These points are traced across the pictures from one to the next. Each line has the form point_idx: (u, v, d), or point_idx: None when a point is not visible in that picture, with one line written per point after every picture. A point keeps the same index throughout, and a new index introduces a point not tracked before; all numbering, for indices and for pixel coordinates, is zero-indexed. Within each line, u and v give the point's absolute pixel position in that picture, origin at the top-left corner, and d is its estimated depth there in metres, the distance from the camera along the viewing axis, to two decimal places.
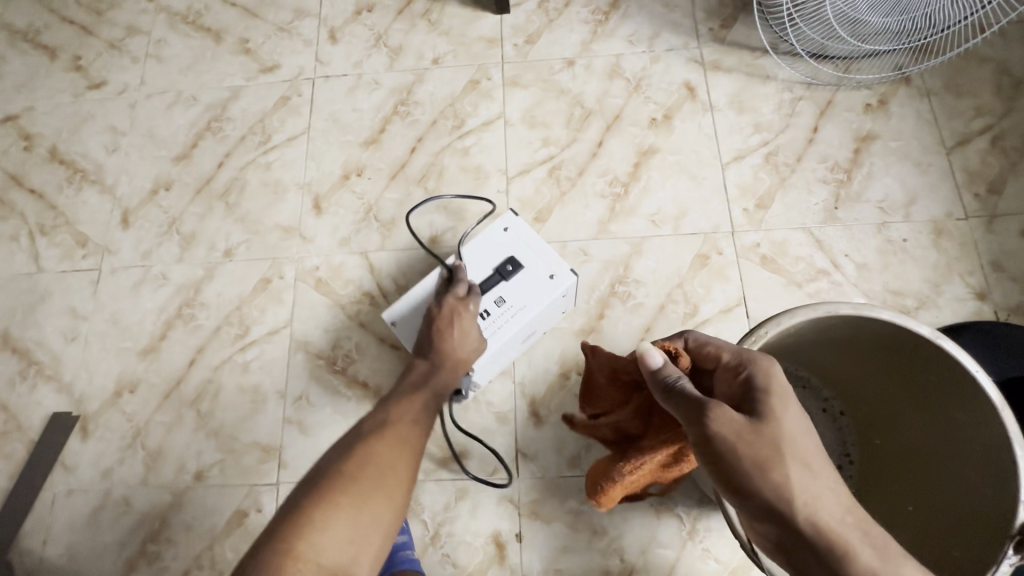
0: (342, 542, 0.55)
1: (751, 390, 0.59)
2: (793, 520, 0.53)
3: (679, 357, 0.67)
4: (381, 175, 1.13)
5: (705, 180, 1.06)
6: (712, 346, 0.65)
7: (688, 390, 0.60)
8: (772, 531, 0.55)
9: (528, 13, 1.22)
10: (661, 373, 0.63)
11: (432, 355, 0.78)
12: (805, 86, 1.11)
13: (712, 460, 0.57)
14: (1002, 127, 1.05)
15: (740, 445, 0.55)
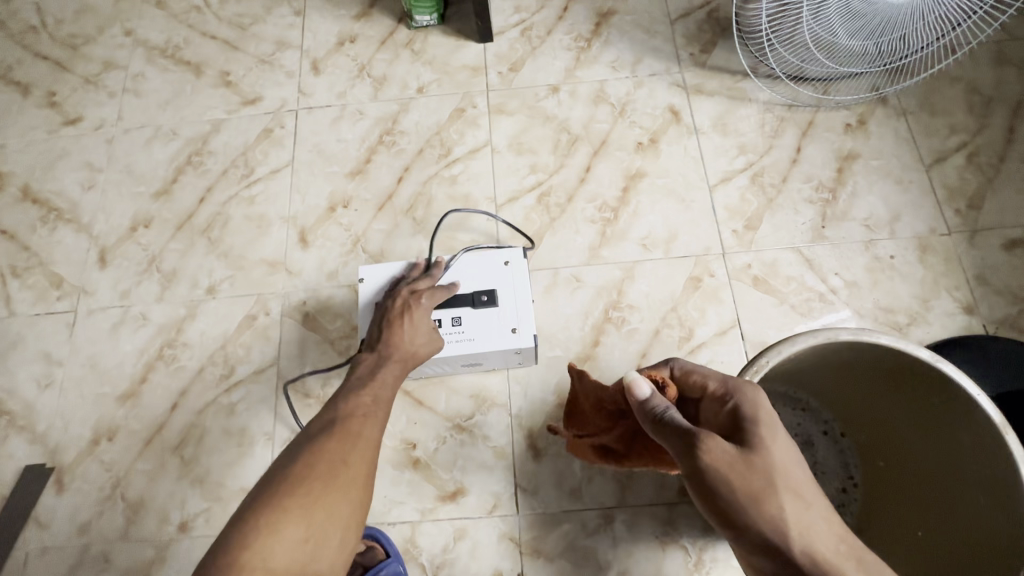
0: (288, 550, 0.54)
1: (739, 420, 0.58)
2: (788, 552, 0.51)
3: (667, 386, 0.67)
4: (368, 206, 1.11)
5: (693, 202, 1.07)
6: (700, 376, 0.65)
7: (677, 420, 0.60)
8: (769, 564, 0.53)
9: (511, 42, 1.23)
10: (649, 403, 0.63)
11: (380, 348, 0.74)
12: (786, 108, 1.13)
13: (704, 492, 0.55)
14: (976, 143, 1.07)
15: (732, 476, 0.54)
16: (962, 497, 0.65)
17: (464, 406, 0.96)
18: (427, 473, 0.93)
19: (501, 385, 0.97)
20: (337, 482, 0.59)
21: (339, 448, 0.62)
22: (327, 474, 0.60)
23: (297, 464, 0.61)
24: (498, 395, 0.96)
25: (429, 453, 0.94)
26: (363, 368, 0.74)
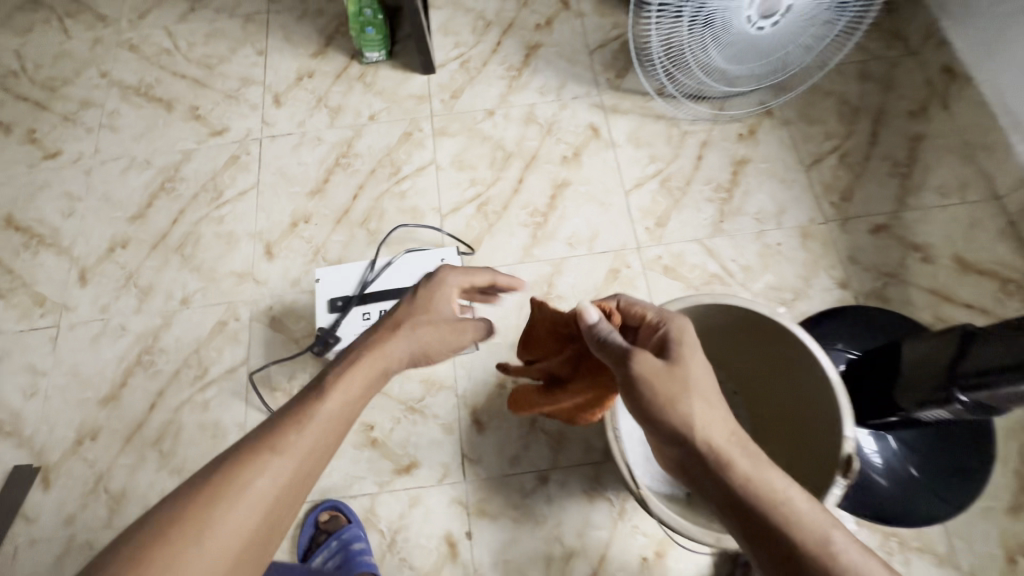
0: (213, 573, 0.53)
1: (666, 342, 0.68)
2: (694, 443, 0.62)
3: (612, 315, 0.75)
4: (327, 221, 1.25)
5: (611, 205, 1.23)
6: (642, 309, 0.74)
7: (618, 341, 0.68)
8: (678, 453, 0.64)
9: (452, 73, 1.40)
10: (597, 327, 0.70)
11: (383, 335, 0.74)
12: (689, 122, 1.31)
13: (632, 396, 0.65)
14: (846, 147, 1.27)
15: (657, 383, 0.64)
16: (805, 425, 0.82)
17: (416, 390, 1.09)
18: (384, 450, 1.05)
19: (448, 370, 1.10)
20: (309, 451, 0.62)
21: (321, 417, 0.64)
22: (300, 439, 0.62)
23: (275, 424, 0.63)
24: (445, 379, 1.09)
25: (385, 432, 1.06)
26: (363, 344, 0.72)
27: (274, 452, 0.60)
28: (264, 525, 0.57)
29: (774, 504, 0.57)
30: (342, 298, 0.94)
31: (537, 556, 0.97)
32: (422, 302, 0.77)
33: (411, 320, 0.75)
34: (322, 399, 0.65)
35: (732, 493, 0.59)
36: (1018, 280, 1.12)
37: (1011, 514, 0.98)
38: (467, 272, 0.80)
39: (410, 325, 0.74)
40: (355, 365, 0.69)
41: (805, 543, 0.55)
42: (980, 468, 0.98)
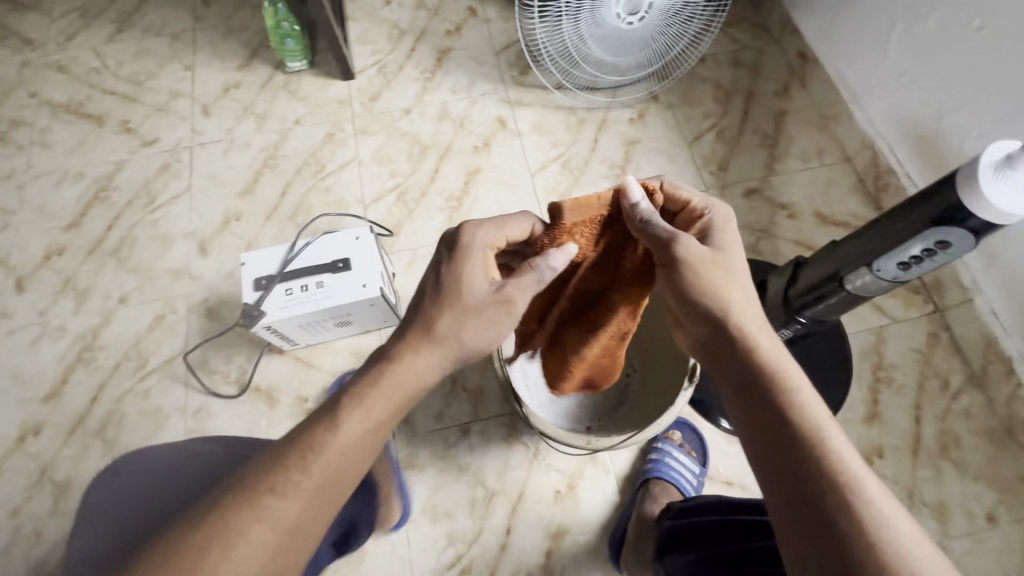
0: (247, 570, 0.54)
1: (708, 233, 0.68)
2: (723, 324, 0.63)
3: (656, 194, 0.69)
4: (258, 217, 1.34)
5: (519, 187, 1.37)
6: (686, 194, 0.70)
7: (661, 226, 0.65)
8: (704, 334, 0.65)
9: (370, 77, 1.52)
10: (638, 209, 0.65)
11: (432, 296, 0.69)
12: (585, 110, 1.47)
13: (671, 278, 0.65)
14: (722, 124, 1.45)
15: (698, 270, 0.63)
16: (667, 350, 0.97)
17: (347, 363, 1.19)
18: None
19: (375, 343, 1.20)
20: (343, 453, 0.62)
21: (356, 420, 0.64)
22: (334, 441, 0.62)
23: (311, 424, 0.64)
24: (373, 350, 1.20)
25: (319, 403, 1.16)
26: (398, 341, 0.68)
27: (310, 451, 0.61)
28: (302, 524, 0.59)
29: (787, 398, 0.58)
30: (265, 277, 1.04)
31: (463, 498, 1.08)
32: (453, 269, 0.69)
33: (436, 301, 0.68)
34: (360, 403, 0.65)
35: (754, 377, 0.60)
36: None
37: (866, 423, 1.15)
38: (500, 223, 0.72)
39: (444, 312, 0.67)
40: (392, 366, 0.67)
41: (808, 433, 0.55)
42: (838, 384, 1.14)
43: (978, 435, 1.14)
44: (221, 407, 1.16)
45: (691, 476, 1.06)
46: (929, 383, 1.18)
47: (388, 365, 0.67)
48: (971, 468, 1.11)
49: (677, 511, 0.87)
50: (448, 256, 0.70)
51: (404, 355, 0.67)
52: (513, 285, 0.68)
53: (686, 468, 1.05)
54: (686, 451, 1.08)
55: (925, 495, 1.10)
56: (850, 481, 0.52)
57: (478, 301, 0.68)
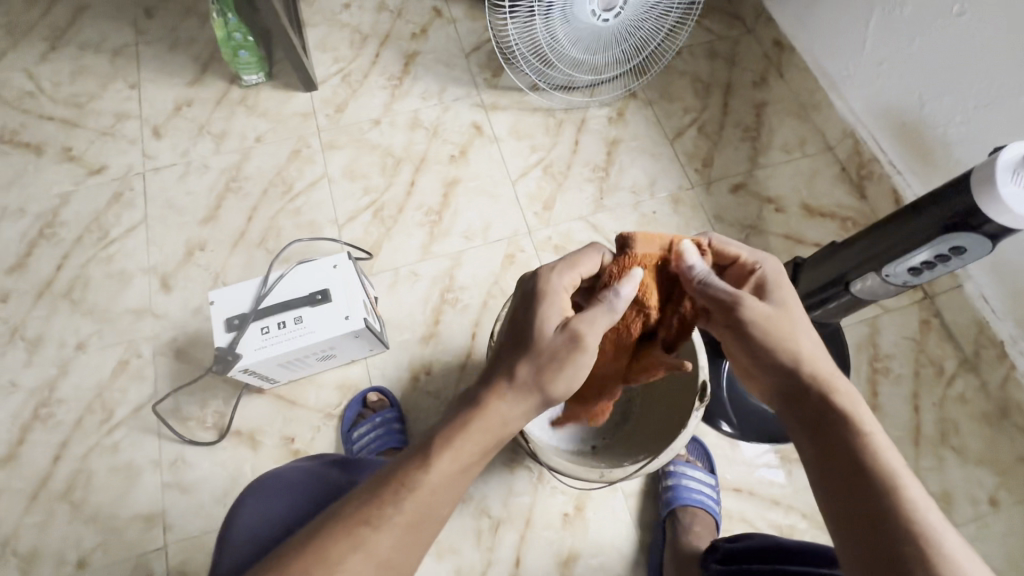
0: None
1: (767, 283, 0.69)
2: (795, 372, 0.64)
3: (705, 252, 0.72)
4: (224, 245, 1.25)
5: (501, 196, 1.31)
6: (735, 249, 0.71)
7: (717, 285, 0.68)
8: (779, 383, 0.65)
9: (334, 87, 1.43)
10: (694, 270, 0.70)
11: (512, 336, 0.69)
12: (563, 111, 1.41)
13: (736, 331, 0.67)
14: (703, 119, 1.42)
15: (762, 323, 0.65)
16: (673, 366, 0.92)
17: (332, 397, 1.12)
18: None
19: (362, 373, 1.14)
20: (434, 492, 0.59)
21: (447, 459, 0.61)
22: (426, 479, 0.60)
23: (403, 460, 0.62)
24: (360, 381, 1.13)
25: (306, 442, 1.09)
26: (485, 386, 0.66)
27: (403, 486, 0.59)
28: (393, 560, 0.57)
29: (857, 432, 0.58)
30: (238, 316, 0.96)
31: (467, 531, 1.03)
32: (529, 308, 0.69)
33: (514, 345, 0.68)
34: (452, 443, 0.62)
35: (830, 423, 0.60)
36: (853, 219, 1.32)
37: None
38: (574, 261, 0.71)
39: (524, 358, 0.66)
40: (483, 407, 0.64)
41: (883, 468, 0.55)
42: None
43: (976, 419, 1.14)
44: (198, 455, 1.07)
45: (708, 490, 1.03)
46: (925, 370, 1.18)
47: (479, 407, 0.64)
48: (971, 453, 1.12)
49: (723, 553, 0.86)
50: (527, 300, 0.70)
51: (494, 400, 0.64)
52: (581, 323, 0.66)
53: (702, 484, 1.03)
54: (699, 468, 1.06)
55: (929, 484, 1.10)
56: (927, 531, 0.51)
57: (552, 346, 0.66)
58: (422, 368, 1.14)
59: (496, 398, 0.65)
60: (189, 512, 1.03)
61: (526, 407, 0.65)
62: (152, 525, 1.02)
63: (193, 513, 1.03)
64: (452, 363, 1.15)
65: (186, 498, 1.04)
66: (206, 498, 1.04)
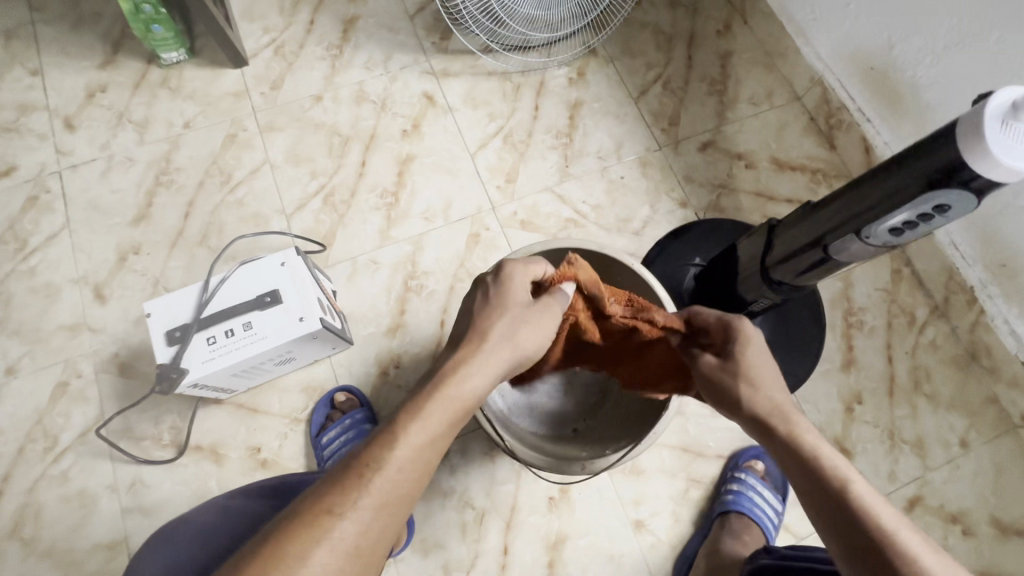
0: None
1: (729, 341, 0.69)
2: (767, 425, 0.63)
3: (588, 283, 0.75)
4: (161, 247, 1.14)
5: (460, 171, 1.23)
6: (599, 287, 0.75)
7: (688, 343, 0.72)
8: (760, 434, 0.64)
9: (267, 61, 1.29)
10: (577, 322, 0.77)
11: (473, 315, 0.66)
12: (520, 74, 1.32)
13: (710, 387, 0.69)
14: (667, 74, 1.34)
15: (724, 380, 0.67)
16: None
17: (298, 401, 1.05)
18: (277, 468, 1.02)
19: (327, 372, 1.07)
20: (405, 466, 0.53)
21: (417, 431, 0.55)
22: (394, 454, 0.54)
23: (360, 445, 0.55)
24: (326, 381, 1.07)
25: (274, 451, 1.03)
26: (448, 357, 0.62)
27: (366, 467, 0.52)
28: (366, 549, 0.49)
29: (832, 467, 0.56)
30: (179, 328, 0.87)
31: (452, 525, 1.00)
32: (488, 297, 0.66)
33: (479, 318, 0.65)
34: (422, 412, 0.57)
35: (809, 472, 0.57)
36: (823, 169, 1.28)
37: (844, 370, 1.15)
38: (526, 262, 0.70)
39: (496, 318, 0.65)
40: (450, 374, 0.61)
41: (870, 518, 0.51)
42: (813, 337, 1.13)
43: (947, 364, 1.16)
44: (158, 475, 1.00)
45: (772, 513, 1.01)
46: (897, 320, 1.18)
47: (446, 375, 0.60)
48: (943, 399, 1.14)
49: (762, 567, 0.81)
50: (490, 285, 0.67)
51: (461, 365, 0.61)
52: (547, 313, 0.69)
53: (768, 505, 1.00)
54: (769, 486, 1.02)
55: (905, 433, 1.11)
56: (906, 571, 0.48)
57: (537, 313, 0.68)
58: (390, 362, 1.08)
59: (469, 360, 0.62)
60: (154, 536, 0.97)
61: (501, 365, 0.63)
62: (115, 553, 0.96)
63: None
64: (422, 354, 1.09)
65: (149, 522, 0.98)
66: (172, 519, 0.98)
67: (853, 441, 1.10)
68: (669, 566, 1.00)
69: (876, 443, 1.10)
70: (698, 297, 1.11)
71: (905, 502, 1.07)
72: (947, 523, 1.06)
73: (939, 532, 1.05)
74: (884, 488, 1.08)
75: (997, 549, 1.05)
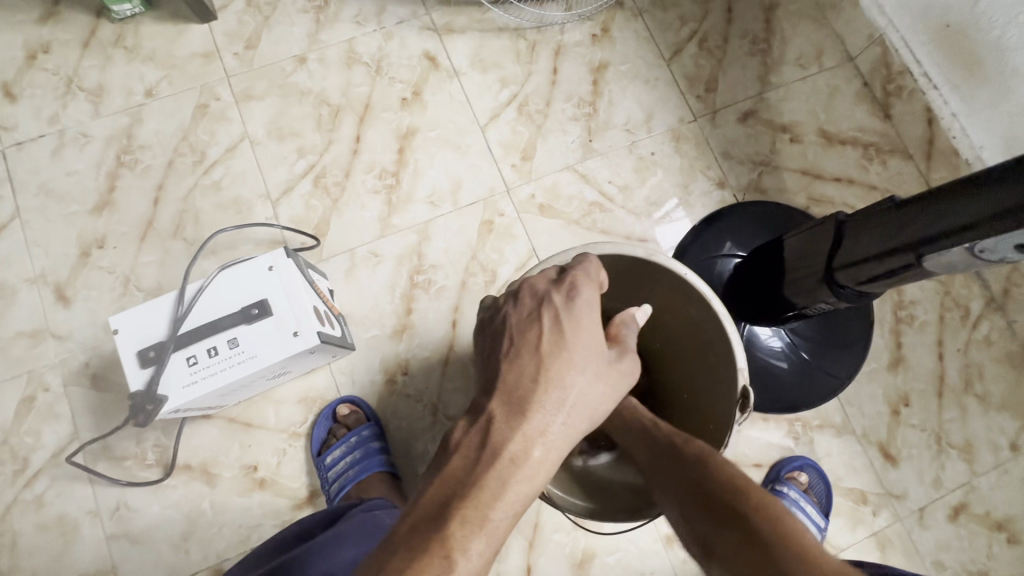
0: None
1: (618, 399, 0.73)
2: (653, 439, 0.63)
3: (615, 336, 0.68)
4: (129, 239, 1.00)
5: (469, 147, 1.08)
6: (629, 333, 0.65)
7: None
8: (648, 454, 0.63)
9: (239, 14, 1.10)
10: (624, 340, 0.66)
11: (549, 352, 0.54)
12: (535, 30, 1.14)
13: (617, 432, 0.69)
14: (704, 30, 1.17)
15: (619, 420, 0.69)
16: (702, 364, 0.75)
17: (295, 413, 0.95)
18: (276, 488, 0.92)
19: (327, 381, 0.96)
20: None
21: (477, 549, 0.43)
22: None
23: (393, 564, 0.41)
24: (326, 391, 0.96)
25: (272, 469, 0.93)
26: (509, 426, 0.50)
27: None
28: None
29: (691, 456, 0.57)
30: (153, 347, 0.75)
31: None
32: (562, 330, 0.55)
33: (554, 362, 0.53)
34: (478, 518, 0.45)
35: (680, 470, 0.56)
36: (877, 143, 1.14)
37: (891, 370, 1.05)
38: (598, 277, 0.60)
39: (571, 370, 0.53)
40: (513, 453, 0.49)
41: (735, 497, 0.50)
42: (861, 336, 1.02)
43: (1001, 361, 1.06)
44: (144, 498, 0.91)
45: (815, 529, 0.96)
46: (951, 314, 1.08)
47: (504, 459, 0.48)
48: (995, 399, 1.05)
49: None
50: (562, 311, 0.55)
51: (526, 443, 0.50)
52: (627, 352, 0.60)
53: (811, 521, 0.95)
54: (813, 500, 0.97)
55: (952, 436, 1.03)
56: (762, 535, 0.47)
57: (624, 369, 0.58)
58: (398, 368, 0.97)
59: (536, 431, 0.51)
60: (144, 565, 0.89)
61: (579, 428, 0.54)
62: None
63: (150, 565, 0.89)
64: (432, 359, 0.98)
65: (138, 549, 0.89)
66: (163, 546, 0.89)
67: (898, 446, 1.03)
68: None
69: (923, 447, 1.03)
70: (742, 290, 0.98)
71: (950, 510, 1.01)
72: (993, 531, 1.00)
73: (983, 541, 1.00)
74: (929, 495, 1.01)
75: None
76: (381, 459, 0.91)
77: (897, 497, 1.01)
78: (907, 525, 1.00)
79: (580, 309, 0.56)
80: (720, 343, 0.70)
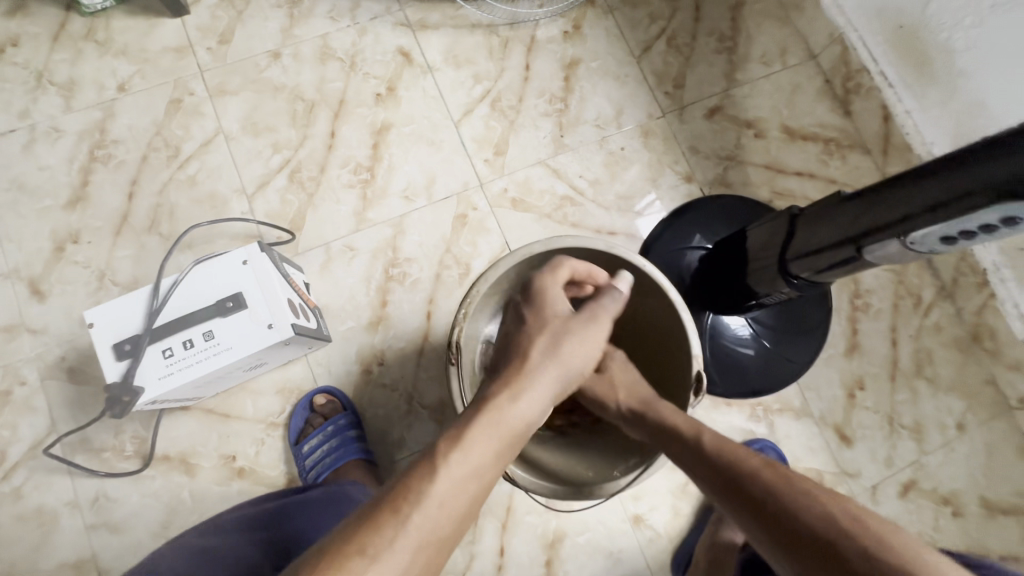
0: None
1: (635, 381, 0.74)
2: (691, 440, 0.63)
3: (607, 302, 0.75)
4: (103, 234, 1.00)
5: (443, 142, 1.10)
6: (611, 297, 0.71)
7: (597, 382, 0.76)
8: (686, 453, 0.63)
9: (212, 9, 1.10)
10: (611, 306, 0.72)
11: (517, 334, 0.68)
12: (508, 27, 1.16)
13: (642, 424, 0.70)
14: (672, 28, 1.20)
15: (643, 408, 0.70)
16: (663, 350, 0.78)
17: (273, 404, 0.97)
18: (255, 477, 0.94)
19: (304, 372, 0.99)
20: (444, 504, 0.48)
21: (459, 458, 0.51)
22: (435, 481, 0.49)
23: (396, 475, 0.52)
24: (303, 382, 0.98)
25: (251, 458, 0.95)
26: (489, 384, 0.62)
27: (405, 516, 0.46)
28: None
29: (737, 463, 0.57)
30: (129, 341, 0.76)
31: None
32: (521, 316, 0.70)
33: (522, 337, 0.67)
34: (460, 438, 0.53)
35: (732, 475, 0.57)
36: (837, 138, 1.19)
37: (848, 355, 1.11)
38: (554, 268, 0.71)
39: (531, 338, 0.66)
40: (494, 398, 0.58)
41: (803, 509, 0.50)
42: (819, 323, 1.07)
43: (950, 347, 1.12)
44: (123, 489, 0.92)
45: None
46: (903, 302, 1.13)
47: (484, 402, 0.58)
48: (943, 382, 1.11)
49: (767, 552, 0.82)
50: (521, 305, 0.70)
51: (503, 389, 0.59)
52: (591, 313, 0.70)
53: None
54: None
55: (904, 418, 1.09)
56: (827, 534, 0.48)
57: (582, 325, 0.68)
58: (374, 359, 1.00)
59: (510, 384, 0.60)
60: (124, 553, 0.90)
61: (550, 379, 0.63)
62: (83, 572, 0.89)
63: (130, 553, 0.90)
64: (407, 349, 1.01)
65: (118, 538, 0.91)
66: (142, 534, 0.91)
67: (853, 427, 1.08)
68: (668, 559, 0.99)
69: (876, 428, 1.08)
70: (706, 281, 1.03)
71: (900, 486, 1.07)
72: (939, 505, 1.07)
73: (930, 515, 1.06)
74: (881, 473, 1.07)
75: (986, 528, 1.06)
76: (357, 447, 0.93)
77: (851, 475, 1.06)
78: (860, 501, 1.06)
79: (533, 297, 0.70)
80: (677, 331, 0.74)
